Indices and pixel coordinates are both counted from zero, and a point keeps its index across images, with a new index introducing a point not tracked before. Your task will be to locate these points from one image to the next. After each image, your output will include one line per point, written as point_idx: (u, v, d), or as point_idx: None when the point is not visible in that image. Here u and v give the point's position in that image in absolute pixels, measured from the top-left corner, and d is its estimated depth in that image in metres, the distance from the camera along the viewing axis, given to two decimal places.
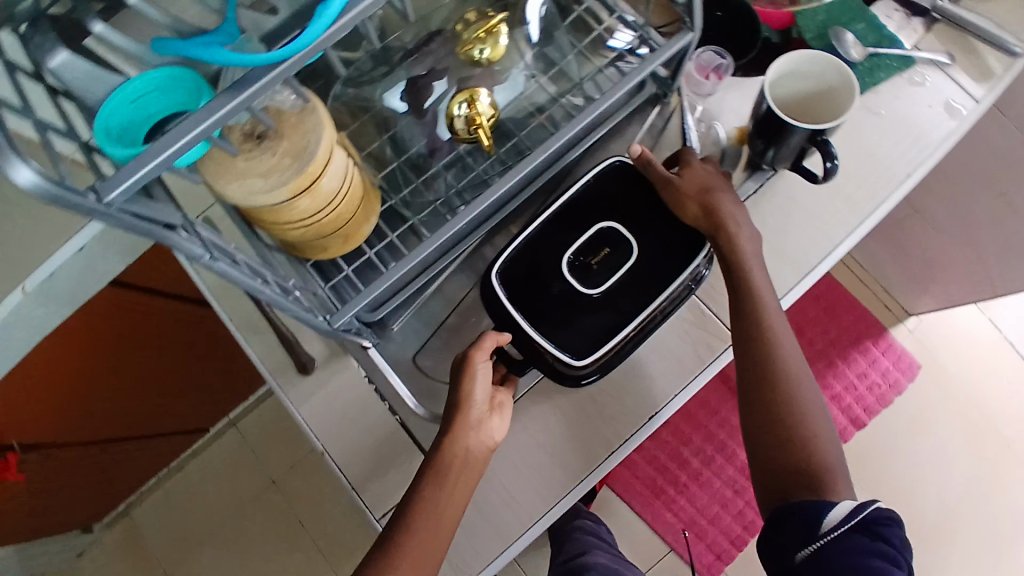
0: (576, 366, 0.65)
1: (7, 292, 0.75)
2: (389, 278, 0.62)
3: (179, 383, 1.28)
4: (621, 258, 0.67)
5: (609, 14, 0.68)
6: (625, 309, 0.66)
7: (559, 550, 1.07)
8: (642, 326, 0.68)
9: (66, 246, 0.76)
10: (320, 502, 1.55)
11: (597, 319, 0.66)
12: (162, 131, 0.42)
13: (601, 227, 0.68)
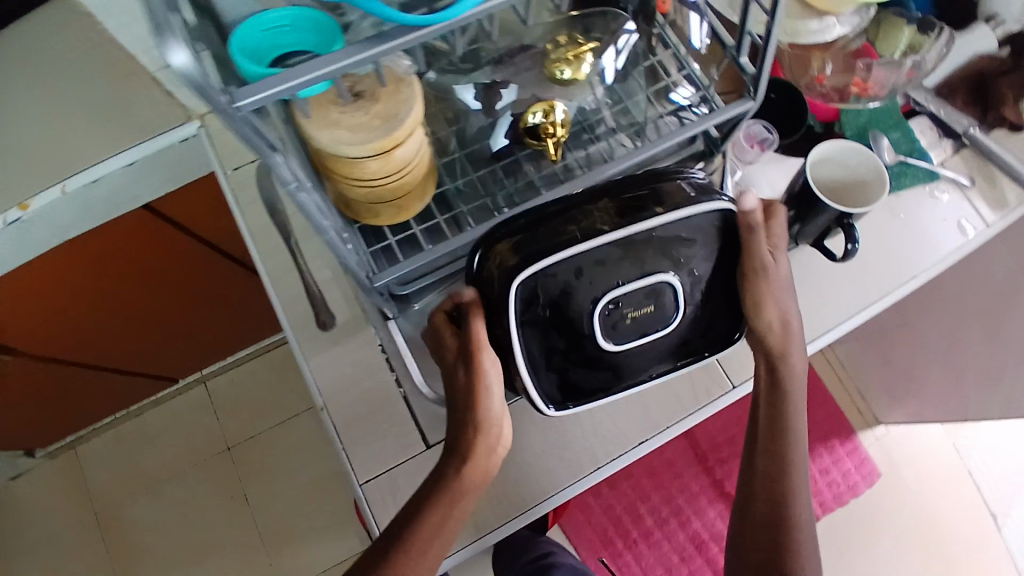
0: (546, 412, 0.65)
1: (47, 187, 0.78)
2: (432, 254, 0.65)
3: (169, 324, 1.27)
4: (656, 325, 0.61)
5: (678, 69, 0.73)
6: (626, 371, 0.63)
7: (524, 554, 1.14)
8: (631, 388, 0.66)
9: (117, 157, 0.80)
10: (275, 477, 1.52)
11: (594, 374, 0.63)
12: (288, 62, 0.45)
13: (662, 283, 0.59)
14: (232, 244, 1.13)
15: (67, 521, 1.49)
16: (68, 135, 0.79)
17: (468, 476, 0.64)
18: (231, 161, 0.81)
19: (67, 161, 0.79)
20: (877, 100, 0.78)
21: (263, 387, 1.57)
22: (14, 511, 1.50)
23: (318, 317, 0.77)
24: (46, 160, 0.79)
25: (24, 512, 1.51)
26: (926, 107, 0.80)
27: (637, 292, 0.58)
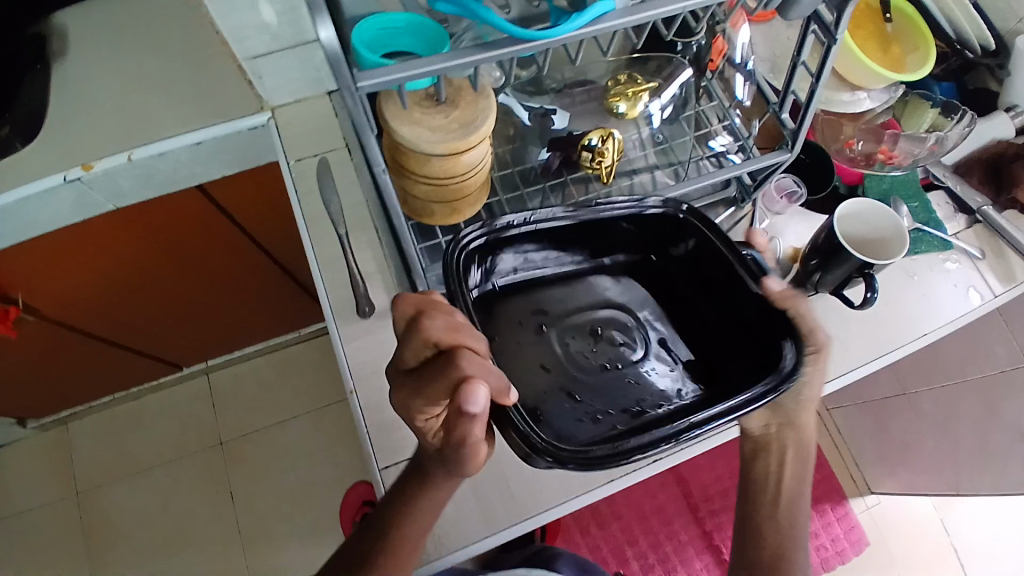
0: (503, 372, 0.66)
1: (116, 152, 0.83)
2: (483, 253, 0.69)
3: (190, 308, 1.29)
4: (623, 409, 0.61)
5: (719, 120, 0.78)
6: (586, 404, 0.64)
7: None
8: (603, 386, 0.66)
9: (189, 134, 0.85)
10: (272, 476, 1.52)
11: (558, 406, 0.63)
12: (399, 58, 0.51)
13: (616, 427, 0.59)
14: (269, 237, 1.15)
15: (47, 495, 1.48)
16: (148, 114, 0.86)
17: None
18: (295, 154, 0.86)
19: (141, 135, 0.84)
20: (900, 168, 0.85)
21: (267, 386, 1.58)
22: None
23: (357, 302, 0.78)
24: (122, 133, 0.85)
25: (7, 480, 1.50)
26: (945, 182, 0.87)
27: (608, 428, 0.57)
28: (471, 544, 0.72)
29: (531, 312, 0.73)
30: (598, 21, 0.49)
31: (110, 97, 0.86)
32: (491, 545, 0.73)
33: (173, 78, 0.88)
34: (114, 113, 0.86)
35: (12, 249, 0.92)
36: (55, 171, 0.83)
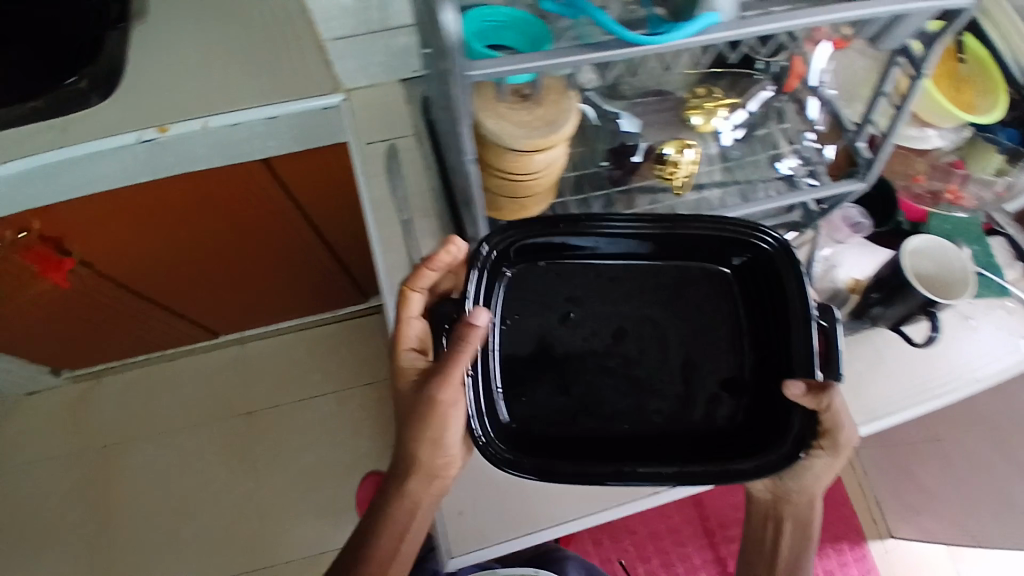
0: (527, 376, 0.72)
1: (189, 118, 0.85)
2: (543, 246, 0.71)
3: (235, 279, 1.32)
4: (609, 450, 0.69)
5: (788, 143, 0.78)
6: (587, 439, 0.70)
7: None
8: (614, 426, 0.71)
9: (261, 105, 0.86)
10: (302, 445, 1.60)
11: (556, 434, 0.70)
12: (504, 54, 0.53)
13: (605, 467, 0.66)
14: (321, 214, 1.17)
15: (72, 448, 1.51)
16: (226, 82, 0.87)
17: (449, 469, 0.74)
18: (366, 136, 0.87)
19: (217, 102, 0.86)
20: (965, 211, 0.87)
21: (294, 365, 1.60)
22: (27, 424, 1.53)
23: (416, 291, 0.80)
24: (199, 98, 0.86)
25: (35, 428, 1.53)
26: (1006, 229, 0.87)
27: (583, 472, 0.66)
28: (489, 544, 0.76)
29: (554, 297, 0.76)
30: (703, 32, 0.50)
31: (191, 61, 0.88)
32: (509, 548, 0.77)
33: (253, 48, 0.89)
34: (193, 78, 0.87)
35: (79, 203, 0.94)
36: (130, 129, 0.85)
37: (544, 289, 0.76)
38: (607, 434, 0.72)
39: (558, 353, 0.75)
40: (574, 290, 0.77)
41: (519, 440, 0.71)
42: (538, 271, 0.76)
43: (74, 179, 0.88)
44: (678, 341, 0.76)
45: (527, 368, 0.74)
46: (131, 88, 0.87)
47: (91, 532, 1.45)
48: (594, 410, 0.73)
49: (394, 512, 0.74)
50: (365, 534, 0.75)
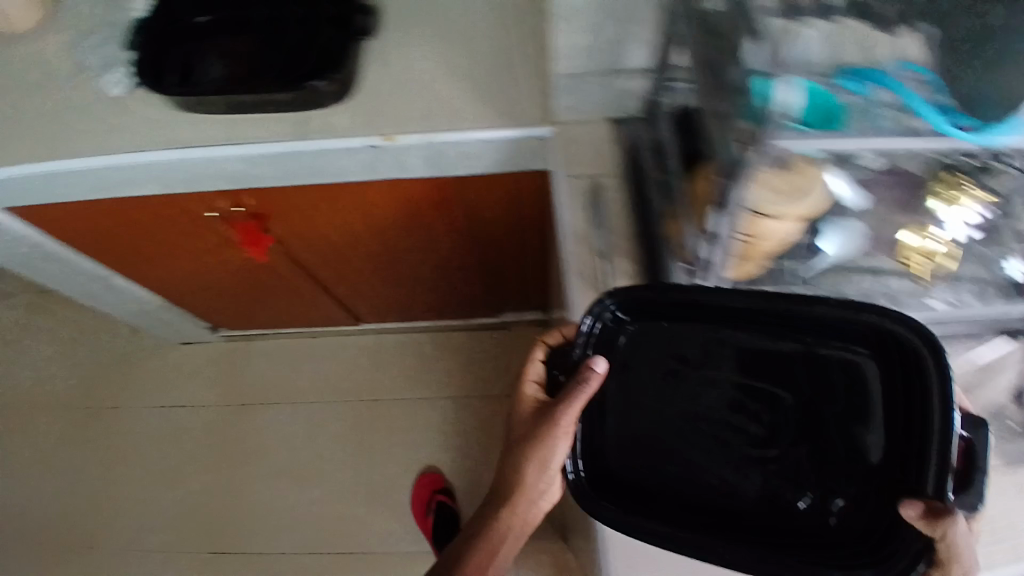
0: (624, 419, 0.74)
1: (417, 133, 0.91)
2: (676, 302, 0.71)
3: (394, 278, 1.40)
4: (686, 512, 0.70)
5: (1014, 243, 0.77)
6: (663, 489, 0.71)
7: None
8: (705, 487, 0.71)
9: (479, 128, 0.91)
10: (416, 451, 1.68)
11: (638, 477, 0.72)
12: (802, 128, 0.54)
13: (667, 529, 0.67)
14: (490, 228, 1.23)
15: (216, 399, 1.69)
16: (448, 102, 0.93)
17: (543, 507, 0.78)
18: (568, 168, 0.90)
19: (438, 120, 0.92)
20: None
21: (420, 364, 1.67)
22: (183, 369, 1.71)
23: None
24: (421, 114, 0.93)
25: (188, 375, 1.71)
26: None
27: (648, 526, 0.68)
28: None
29: (667, 362, 0.74)
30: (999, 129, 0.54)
31: (419, 78, 0.95)
32: None
33: (478, 73, 0.94)
34: (419, 94, 0.94)
35: (297, 192, 1.05)
36: (361, 134, 0.92)
37: (655, 353, 0.74)
38: (699, 500, 0.71)
39: (665, 414, 0.73)
40: (688, 356, 0.74)
41: (605, 480, 0.73)
42: (653, 332, 0.74)
43: (302, 171, 0.97)
44: (792, 424, 0.70)
45: (628, 407, 0.74)
46: (363, 94, 0.94)
47: (222, 476, 1.63)
48: (695, 479, 0.71)
49: (491, 527, 0.78)
50: (472, 538, 0.80)
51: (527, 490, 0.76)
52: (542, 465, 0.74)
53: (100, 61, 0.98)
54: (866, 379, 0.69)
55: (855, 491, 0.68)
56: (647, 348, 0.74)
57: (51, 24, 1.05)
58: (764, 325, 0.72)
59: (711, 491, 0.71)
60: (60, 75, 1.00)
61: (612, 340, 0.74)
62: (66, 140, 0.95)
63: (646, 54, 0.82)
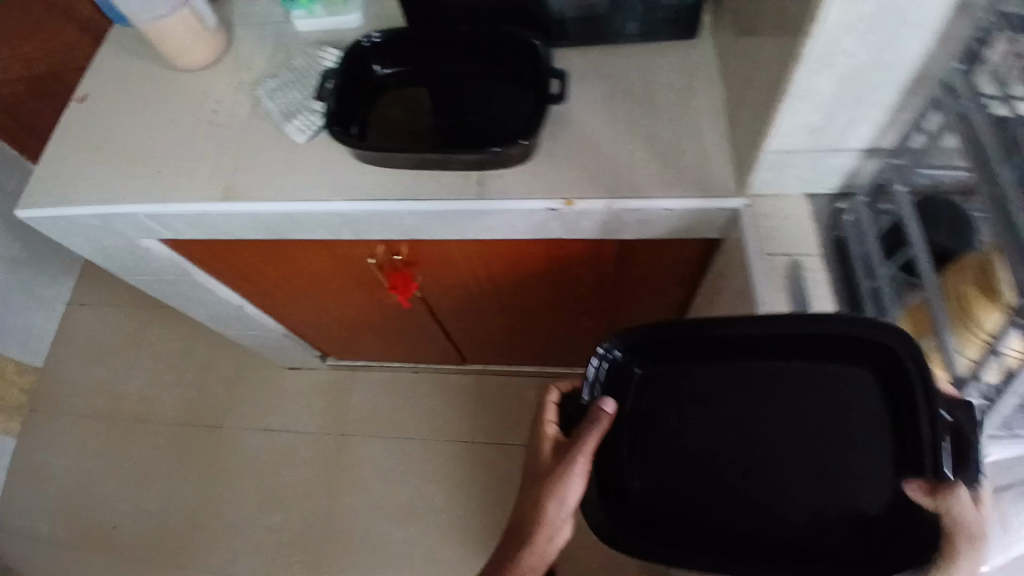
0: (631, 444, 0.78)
1: (598, 198, 0.88)
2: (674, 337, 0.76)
3: (518, 328, 1.37)
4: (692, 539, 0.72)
5: None
6: (676, 513, 0.74)
7: None
8: (713, 515, 0.72)
9: (665, 197, 0.88)
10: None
11: (648, 500, 0.76)
12: None
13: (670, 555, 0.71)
14: (635, 294, 1.18)
15: (315, 427, 1.68)
16: (632, 168, 0.91)
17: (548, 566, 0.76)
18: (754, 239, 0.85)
19: (622, 187, 0.89)
20: None
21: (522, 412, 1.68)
22: (286, 393, 1.72)
23: None
24: (603, 178, 0.90)
25: (290, 400, 1.72)
26: None
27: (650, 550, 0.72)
28: None
29: (679, 400, 0.77)
30: None
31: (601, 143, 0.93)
32: None
33: (662, 142, 0.92)
34: (602, 158, 0.92)
35: (454, 244, 1.03)
36: (542, 198, 0.89)
37: (666, 388, 0.78)
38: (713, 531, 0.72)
39: (679, 448, 0.76)
40: (695, 390, 0.77)
41: (619, 506, 0.77)
42: (659, 370, 0.79)
43: (470, 227, 0.95)
44: (799, 445, 0.71)
45: (642, 436, 0.78)
46: (543, 154, 0.93)
47: (315, 507, 1.60)
48: (710, 504, 0.73)
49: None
50: None
51: (548, 528, 0.74)
52: (563, 500, 0.73)
53: (282, 103, 0.97)
54: (858, 399, 0.69)
55: (875, 502, 0.66)
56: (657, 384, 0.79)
57: (229, 61, 1.07)
58: (762, 352, 0.74)
59: (724, 512, 0.72)
60: (235, 114, 1.00)
61: (624, 377, 0.80)
62: (242, 181, 0.94)
63: (877, 131, 0.76)
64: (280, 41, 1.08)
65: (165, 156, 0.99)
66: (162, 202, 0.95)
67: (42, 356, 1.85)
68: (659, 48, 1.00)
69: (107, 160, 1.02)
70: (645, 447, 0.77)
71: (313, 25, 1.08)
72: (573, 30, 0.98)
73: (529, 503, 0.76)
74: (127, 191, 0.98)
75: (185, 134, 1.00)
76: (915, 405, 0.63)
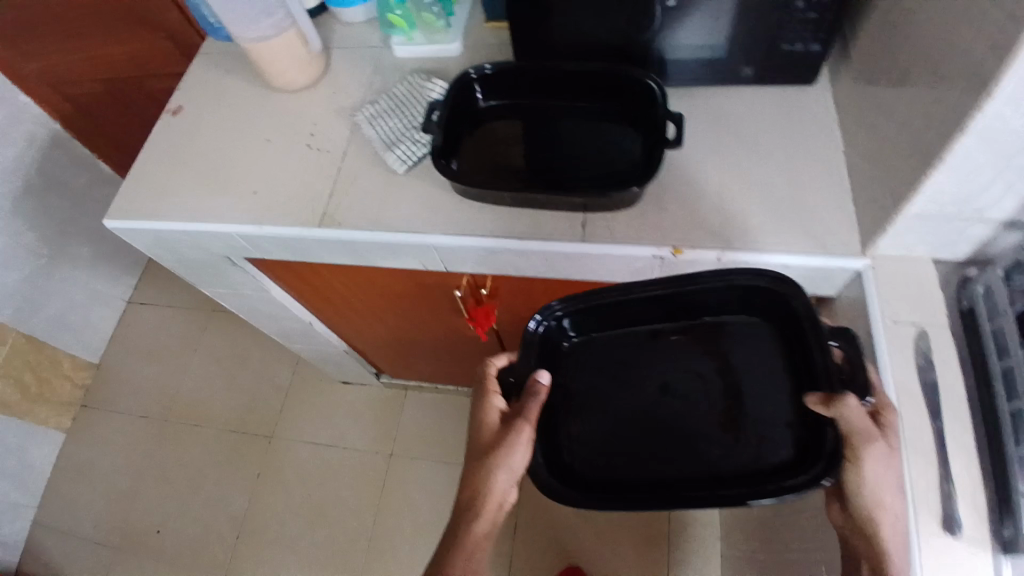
0: (568, 406, 0.90)
1: (708, 248, 0.85)
2: (604, 303, 0.88)
3: None
4: (638, 492, 0.83)
5: None
6: (621, 471, 0.85)
7: None
8: (652, 472, 0.84)
9: (786, 253, 0.84)
10: (538, 514, 1.65)
11: (593, 461, 0.87)
12: None
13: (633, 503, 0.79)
14: None
15: (364, 444, 1.66)
16: (743, 218, 0.87)
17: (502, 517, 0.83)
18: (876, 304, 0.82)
19: (734, 237, 0.86)
20: None
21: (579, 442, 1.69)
22: (336, 408, 1.71)
23: (942, 512, 0.74)
24: (714, 226, 0.86)
25: (340, 414, 1.70)
26: None
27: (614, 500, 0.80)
28: None
29: (607, 370, 0.92)
30: None
31: (710, 189, 0.90)
32: None
33: (775, 191, 0.89)
34: (711, 205, 0.88)
35: (545, 281, 0.99)
36: (647, 244, 0.86)
37: (599, 361, 0.92)
38: (655, 483, 0.83)
39: (614, 415, 0.89)
40: (621, 362, 0.92)
41: (568, 472, 0.86)
42: (585, 339, 0.94)
43: (567, 268, 0.92)
44: (711, 397, 0.86)
45: (580, 405, 0.90)
46: (649, 197, 0.90)
47: (362, 527, 1.57)
48: (637, 450, 0.86)
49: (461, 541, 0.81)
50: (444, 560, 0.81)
51: (497, 491, 0.81)
52: (515, 458, 0.81)
53: (384, 131, 0.97)
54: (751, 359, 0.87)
55: (783, 435, 0.82)
56: (585, 352, 0.93)
57: (325, 83, 1.07)
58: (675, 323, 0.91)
59: (663, 465, 0.84)
60: (333, 139, 0.99)
61: (557, 345, 0.92)
62: (339, 206, 0.93)
63: None
64: (377, 68, 1.08)
65: (259, 175, 0.98)
66: (257, 224, 0.93)
67: (97, 352, 1.87)
68: (771, 91, 0.97)
69: (198, 175, 1.01)
70: (581, 412, 0.90)
71: (411, 51, 1.07)
72: (682, 68, 0.95)
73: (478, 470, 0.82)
74: (219, 209, 0.96)
75: (281, 154, 1.00)
76: (808, 346, 0.80)
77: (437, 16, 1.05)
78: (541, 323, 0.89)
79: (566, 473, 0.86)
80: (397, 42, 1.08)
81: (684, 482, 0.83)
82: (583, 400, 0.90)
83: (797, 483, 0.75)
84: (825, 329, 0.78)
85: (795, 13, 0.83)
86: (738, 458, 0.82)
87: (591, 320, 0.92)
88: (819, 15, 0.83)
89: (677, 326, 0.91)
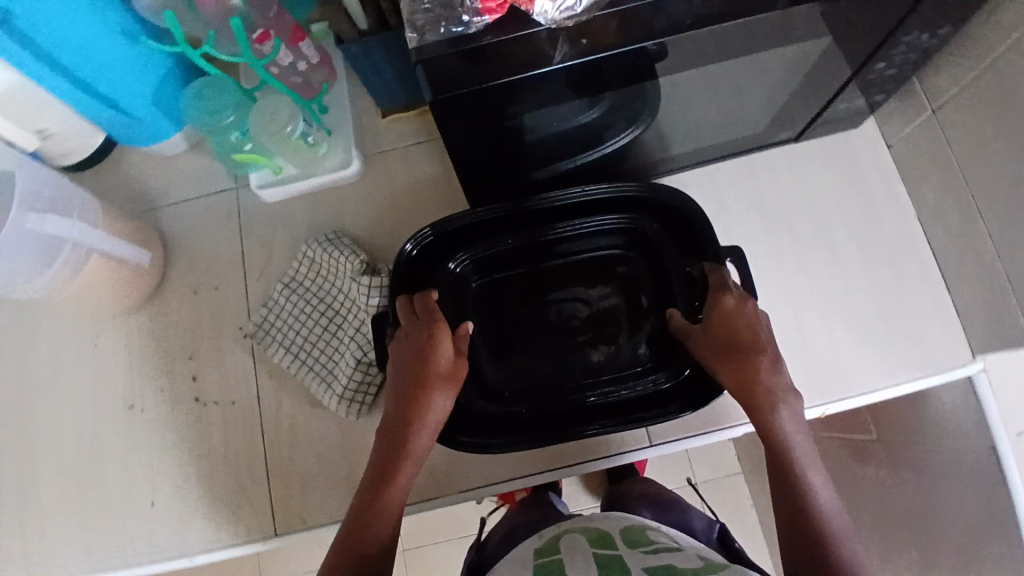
0: (477, 361, 0.65)
1: (809, 405, 0.65)
2: (511, 233, 0.66)
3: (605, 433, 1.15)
4: (553, 430, 0.60)
5: None
6: (543, 419, 0.63)
7: None
8: (568, 408, 0.63)
9: (894, 386, 0.65)
10: None
11: (510, 410, 0.63)
12: None
13: (558, 436, 0.59)
14: None
15: None
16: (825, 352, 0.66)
17: (415, 470, 0.56)
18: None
19: (829, 382, 0.65)
20: None
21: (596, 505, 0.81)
22: None
23: None
24: (798, 372, 0.65)
25: None
26: None
27: (535, 441, 0.59)
28: None
29: (517, 306, 0.67)
30: None
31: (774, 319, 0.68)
32: None
33: (858, 302, 0.67)
34: (785, 344, 0.66)
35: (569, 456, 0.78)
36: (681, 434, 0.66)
37: (509, 299, 0.67)
38: (568, 419, 0.62)
39: (531, 357, 0.65)
40: (526, 300, 0.67)
41: (476, 427, 0.62)
42: (494, 283, 0.67)
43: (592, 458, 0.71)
44: (611, 318, 0.66)
45: (492, 350, 0.65)
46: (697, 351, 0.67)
47: None
48: (550, 383, 0.64)
49: (372, 503, 0.54)
50: (350, 523, 0.54)
51: (430, 429, 0.56)
52: (440, 406, 0.56)
53: (313, 357, 0.66)
54: (638, 280, 0.67)
55: (655, 363, 0.64)
56: (493, 298, 0.67)
57: (180, 281, 0.71)
58: (579, 243, 0.67)
59: (576, 395, 0.63)
60: (236, 380, 0.68)
61: (462, 290, 0.66)
62: (292, 492, 0.64)
63: None
64: (247, 238, 0.72)
65: (152, 472, 0.66)
66: (186, 557, 0.63)
67: None
68: (809, 150, 0.72)
69: (58, 500, 0.66)
70: (486, 364, 0.65)
71: (286, 191, 0.71)
72: (689, 154, 0.69)
73: (399, 411, 0.56)
74: (115, 545, 0.64)
75: (171, 427, 0.67)
76: (672, 273, 0.64)
77: (314, 144, 0.68)
78: (458, 265, 0.65)
79: (474, 423, 0.62)
80: (260, 182, 0.71)
81: (591, 407, 0.63)
82: (486, 359, 0.65)
83: (676, 401, 0.60)
84: (710, 249, 0.61)
85: (867, 73, 0.58)
86: (627, 383, 0.63)
87: (500, 264, 0.67)
88: (896, 71, 0.58)
89: (582, 257, 0.67)
